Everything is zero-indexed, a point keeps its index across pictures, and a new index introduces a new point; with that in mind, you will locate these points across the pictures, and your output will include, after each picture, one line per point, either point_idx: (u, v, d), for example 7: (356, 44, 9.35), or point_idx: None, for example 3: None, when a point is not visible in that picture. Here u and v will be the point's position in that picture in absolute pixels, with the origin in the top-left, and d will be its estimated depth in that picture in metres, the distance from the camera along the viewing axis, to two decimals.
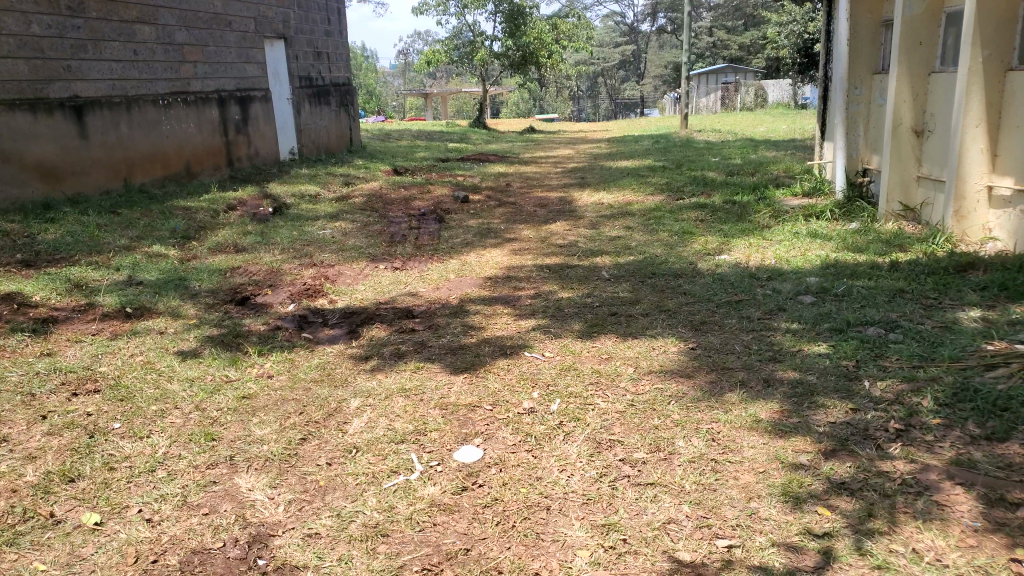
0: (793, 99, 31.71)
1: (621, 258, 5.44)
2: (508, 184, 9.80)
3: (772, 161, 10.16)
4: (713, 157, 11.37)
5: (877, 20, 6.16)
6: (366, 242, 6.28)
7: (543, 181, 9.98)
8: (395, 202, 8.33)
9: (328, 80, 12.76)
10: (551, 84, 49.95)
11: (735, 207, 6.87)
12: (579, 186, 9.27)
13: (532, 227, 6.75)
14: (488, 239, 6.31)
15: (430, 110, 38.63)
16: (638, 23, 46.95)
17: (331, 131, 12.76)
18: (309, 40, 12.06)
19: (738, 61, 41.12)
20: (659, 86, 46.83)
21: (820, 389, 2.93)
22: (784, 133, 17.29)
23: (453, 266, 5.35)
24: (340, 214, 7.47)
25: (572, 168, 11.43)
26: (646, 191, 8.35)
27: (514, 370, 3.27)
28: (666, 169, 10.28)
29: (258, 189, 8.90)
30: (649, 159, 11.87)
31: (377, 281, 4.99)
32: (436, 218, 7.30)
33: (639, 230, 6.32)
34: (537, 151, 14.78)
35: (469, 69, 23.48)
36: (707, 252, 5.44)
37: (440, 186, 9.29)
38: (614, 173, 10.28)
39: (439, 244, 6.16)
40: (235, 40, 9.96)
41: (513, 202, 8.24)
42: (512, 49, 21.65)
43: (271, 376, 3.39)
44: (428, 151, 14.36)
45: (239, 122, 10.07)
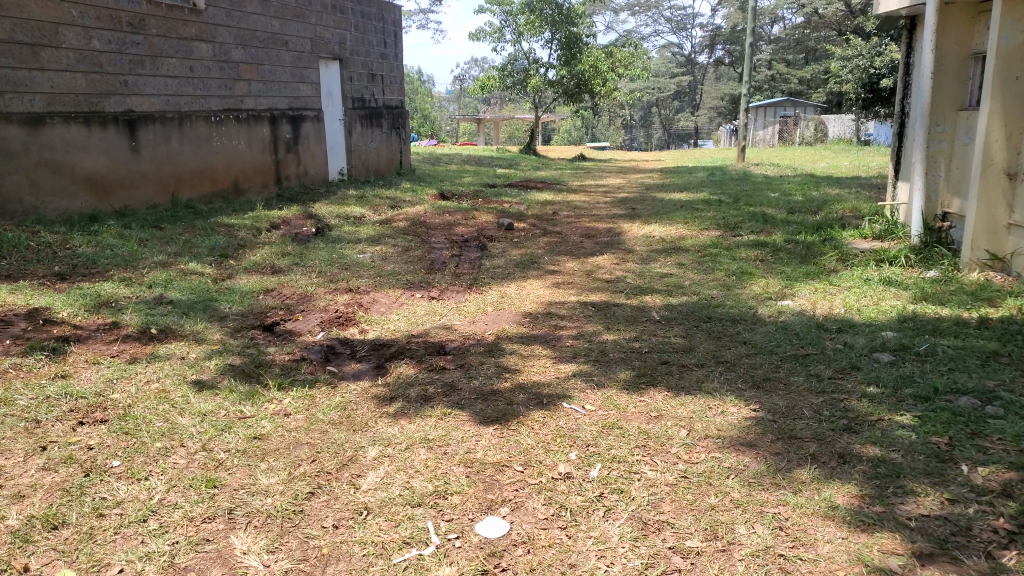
0: (855, 135, 30.89)
1: (673, 298, 5.07)
2: (555, 212, 9.53)
3: (834, 199, 9.66)
4: (770, 193, 10.92)
5: (966, 53, 5.70)
6: (405, 268, 6.04)
7: (592, 211, 9.67)
8: (438, 227, 8.12)
9: (381, 102, 12.70)
10: (605, 112, 49.80)
11: (797, 248, 6.43)
12: (629, 218, 8.92)
13: (579, 260, 6.42)
14: (531, 271, 6.01)
15: (483, 135, 38.72)
16: (695, 55, 46.55)
17: (381, 152, 12.66)
18: (364, 62, 12.02)
19: (797, 95, 40.35)
20: (715, 117, 46.26)
21: (907, 471, 2.53)
22: (845, 170, 16.71)
23: (493, 298, 5.07)
24: (381, 236, 7.28)
25: (623, 198, 11.10)
26: (700, 225, 7.95)
27: (550, 424, 2.93)
28: (721, 203, 9.86)
29: (303, 208, 8.80)
30: (702, 192, 11.48)
31: (414, 310, 4.73)
32: (479, 245, 7.05)
33: (693, 268, 5.92)
34: (586, 179, 14.50)
35: (522, 95, 23.39)
36: (767, 296, 5.03)
37: (486, 212, 9.06)
38: (666, 206, 9.90)
39: (480, 274, 5.89)
40: (289, 59, 9.92)
41: (559, 232, 7.94)
42: (567, 77, 21.51)
43: (288, 415, 3.04)
44: (477, 175, 14.22)
45: (290, 141, 10.01)
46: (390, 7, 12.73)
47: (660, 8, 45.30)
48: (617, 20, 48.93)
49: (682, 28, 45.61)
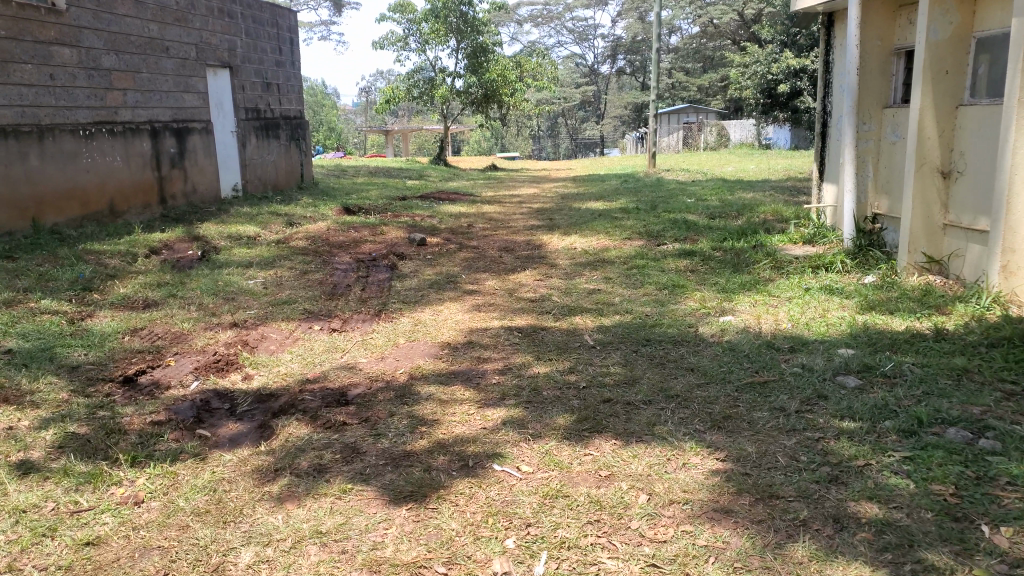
0: (756, 140, 31.92)
1: (605, 317, 4.58)
2: (470, 225, 8.95)
3: (753, 204, 9.52)
4: (687, 199, 10.73)
5: (888, 48, 5.57)
6: (304, 295, 5.33)
7: (507, 223, 9.17)
8: (342, 245, 7.40)
9: (277, 112, 11.80)
10: (514, 122, 49.80)
11: (726, 255, 6.09)
12: (547, 229, 8.46)
13: (498, 277, 5.87)
14: (446, 291, 5.42)
15: (390, 147, 37.76)
16: (598, 65, 47.16)
17: (280, 166, 11.76)
18: (257, 70, 11.08)
19: (698, 103, 41.44)
20: (621, 125, 46.97)
21: (918, 536, 2.03)
22: (752, 174, 16.98)
23: (403, 326, 4.43)
24: (277, 259, 6.51)
25: (539, 208, 10.66)
26: (622, 235, 7.57)
27: (479, 497, 2.34)
28: (639, 211, 9.55)
29: (187, 229, 7.86)
30: (619, 199, 11.19)
31: (309, 348, 4.01)
32: (388, 263, 6.39)
33: (622, 282, 5.48)
34: (499, 189, 14.01)
35: (429, 106, 22.73)
36: (705, 310, 4.61)
37: (395, 226, 8.40)
38: (583, 215, 9.51)
39: (389, 297, 5.24)
40: (171, 67, 8.93)
41: (475, 246, 7.37)
42: (474, 86, 21.03)
43: (140, 503, 2.31)
44: (384, 188, 13.48)
45: (175, 156, 9.00)
46: (285, 11, 11.84)
47: (563, 18, 45.66)
48: (522, 30, 49.04)
49: (585, 38, 46.12)
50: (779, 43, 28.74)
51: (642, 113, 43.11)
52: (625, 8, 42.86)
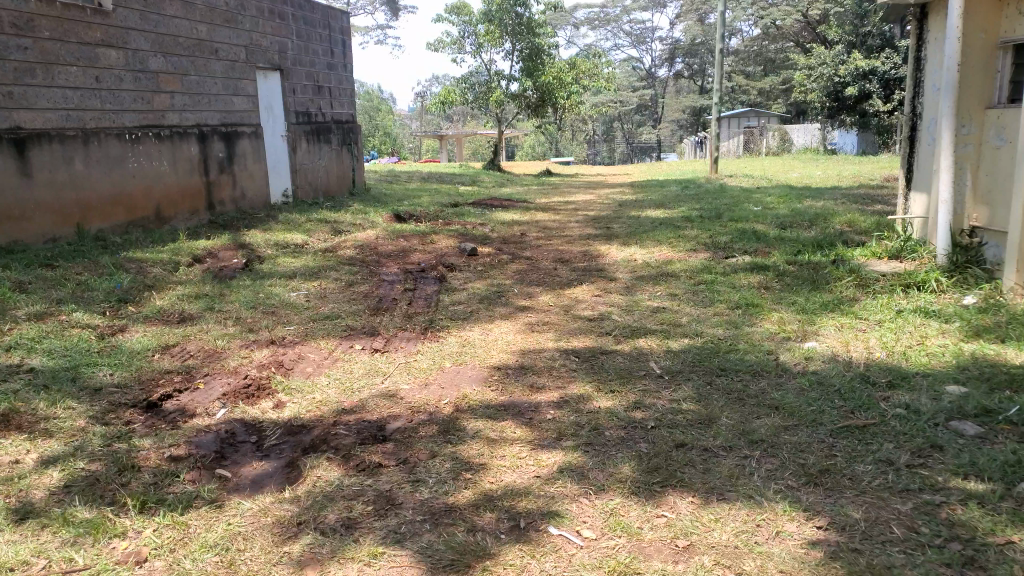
0: (821, 144, 30.74)
1: (673, 340, 4.16)
2: (523, 233, 8.60)
3: (826, 213, 8.90)
4: (753, 206, 10.16)
5: (994, 44, 4.95)
6: (347, 310, 5.05)
7: (563, 232, 8.77)
8: (390, 255, 7.13)
9: (329, 115, 11.69)
10: (568, 127, 49.38)
11: (800, 270, 5.60)
12: (605, 239, 8.04)
13: (553, 292, 5.49)
14: (497, 307, 5.07)
15: (445, 152, 37.76)
16: (655, 69, 46.36)
17: (332, 171, 11.65)
18: (308, 72, 11.00)
19: (759, 106, 40.30)
20: (678, 130, 46.07)
21: None
22: (820, 180, 16.18)
23: (450, 346, 4.08)
24: (322, 269, 6.27)
25: (595, 216, 10.24)
26: (687, 246, 7.10)
27: (532, 571, 1.97)
28: (703, 219, 9.04)
29: (235, 237, 7.72)
30: (680, 206, 10.68)
31: (349, 371, 3.71)
32: (436, 275, 6.08)
33: (689, 300, 5.04)
34: (554, 195, 13.63)
35: (484, 110, 22.50)
36: (785, 336, 4.15)
37: (446, 235, 8.10)
38: (643, 224, 9.05)
39: (436, 313, 4.92)
40: (220, 69, 8.87)
41: (528, 257, 7.00)
42: (530, 89, 20.70)
43: (141, 562, 2.01)
44: (436, 194, 13.26)
45: (223, 160, 8.92)
46: (336, 14, 11.75)
47: (619, 22, 45.06)
48: (578, 34, 48.63)
49: (642, 41, 45.40)
50: (845, 43, 27.63)
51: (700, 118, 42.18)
52: (684, 10, 42.02)
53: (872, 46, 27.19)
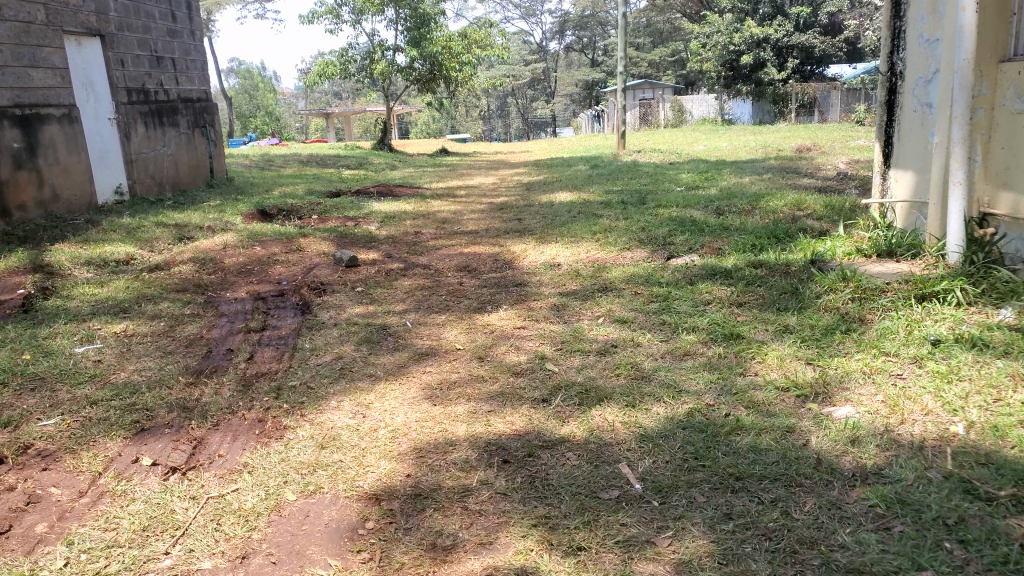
0: (718, 115, 30.53)
1: (643, 410, 2.77)
2: (416, 231, 7.05)
3: (762, 192, 7.82)
4: (675, 187, 8.98)
5: None
6: (152, 371, 3.37)
7: (464, 226, 7.28)
8: (241, 272, 5.42)
9: (173, 92, 9.60)
10: (462, 103, 47.65)
11: (772, 277, 4.35)
12: (517, 235, 6.61)
13: (457, 320, 4.01)
14: (378, 353, 3.53)
15: (332, 131, 35.27)
16: (547, 42, 45.22)
17: (180, 160, 9.63)
18: (141, 40, 8.89)
19: (651, 77, 39.98)
20: (573, 103, 45.27)
21: None
22: (729, 152, 15.40)
23: (299, 451, 2.54)
24: (136, 301, 4.52)
25: (500, 204, 8.81)
26: (620, 241, 5.76)
27: None
28: (626, 204, 7.76)
29: (29, 254, 5.76)
30: (595, 188, 9.40)
31: (112, 531, 2.13)
32: (297, 303, 4.47)
33: (646, 330, 3.67)
34: (451, 178, 12.08)
35: (369, 84, 20.55)
36: (800, 395, 2.84)
37: (318, 238, 6.44)
38: (558, 212, 7.68)
39: (288, 372, 3.34)
40: (7, 33, 6.70)
41: (423, 266, 5.47)
42: (418, 61, 18.95)
43: None
44: (316, 181, 11.44)
45: (21, 152, 6.78)
46: None
47: None
48: (467, 6, 46.73)
49: (532, 14, 44.11)
50: (738, 12, 27.43)
51: (595, 91, 41.46)
52: None
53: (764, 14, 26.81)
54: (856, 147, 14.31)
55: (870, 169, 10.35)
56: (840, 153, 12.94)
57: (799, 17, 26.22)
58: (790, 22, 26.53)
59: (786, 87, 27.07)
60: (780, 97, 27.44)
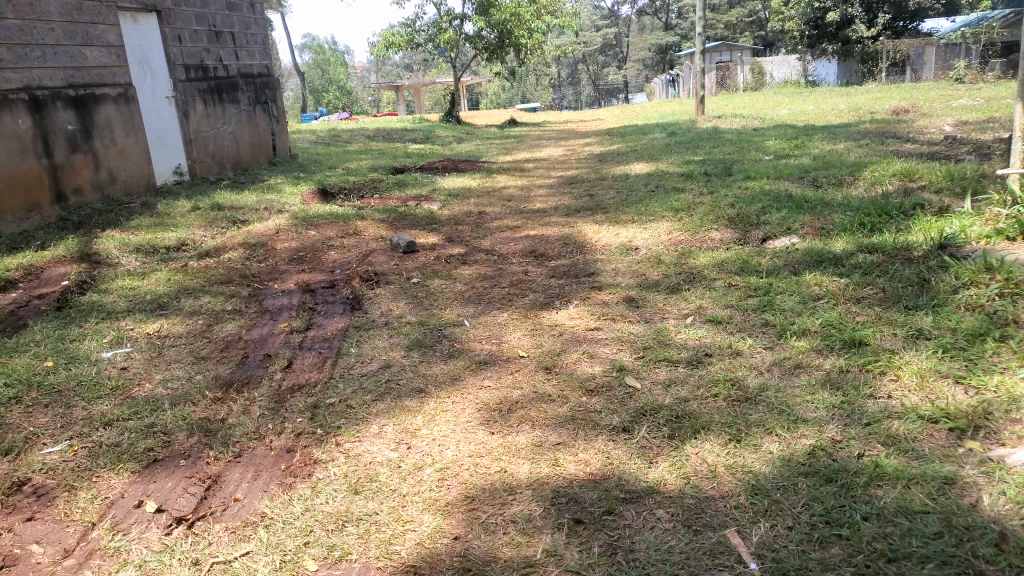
0: (802, 76, 28.78)
1: (751, 448, 2.20)
2: (480, 209, 6.56)
3: (867, 160, 6.95)
4: (763, 157, 8.16)
5: None
6: (178, 382, 3.05)
7: (531, 204, 6.73)
8: (291, 259, 5.06)
9: (235, 68, 9.30)
10: (531, 73, 46.74)
11: (895, 264, 3.63)
12: (590, 213, 6.02)
13: (518, 319, 3.48)
14: (429, 362, 3.06)
15: (400, 104, 35.11)
16: (618, 6, 43.63)
17: (241, 139, 9.34)
18: (201, 15, 8.57)
19: (728, 39, 38.05)
20: (645, 68, 43.68)
21: None
22: (818, 117, 14.27)
23: (327, 497, 2.10)
24: (176, 295, 4.21)
25: (570, 178, 8.22)
26: (707, 221, 5.10)
27: None
28: (709, 176, 7.05)
29: (80, 241, 5.56)
30: (673, 159, 8.69)
31: None
32: (346, 298, 4.06)
33: (745, 334, 3.07)
34: (518, 151, 11.52)
35: (436, 54, 20.08)
36: (953, 429, 2.19)
37: (375, 220, 6.03)
38: (634, 187, 7.03)
39: (325, 385, 2.96)
40: (59, 10, 6.47)
41: (485, 251, 4.97)
42: (485, 29, 18.34)
43: None
44: (379, 157, 11.09)
45: (76, 134, 6.60)
46: None
47: None
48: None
49: None
50: None
51: (668, 55, 39.83)
52: None
53: None
54: (964, 108, 12.97)
55: (987, 131, 9.21)
56: (948, 114, 11.68)
57: None
58: None
59: (878, 44, 25.19)
60: (870, 56, 25.55)
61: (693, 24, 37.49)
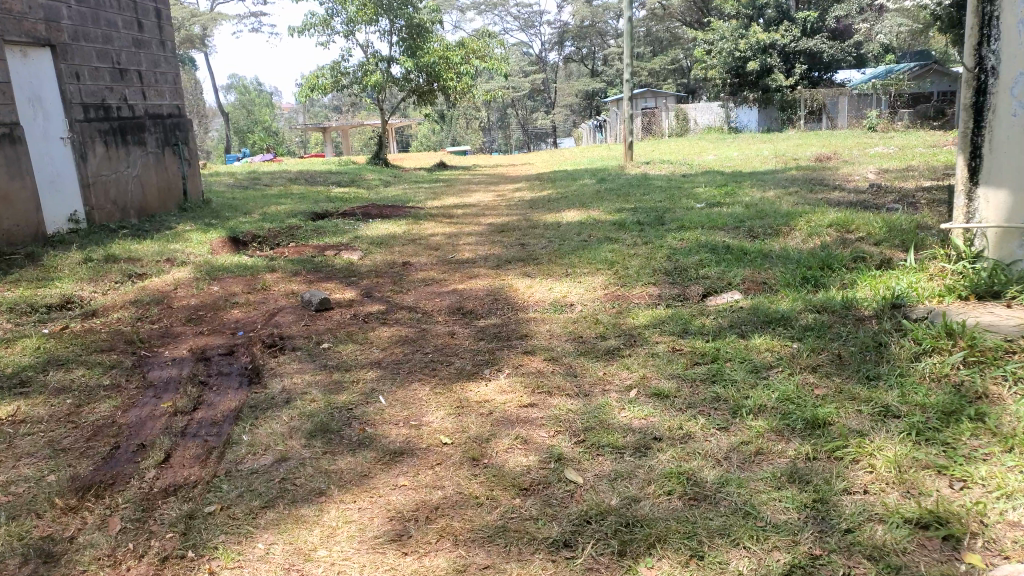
0: (724, 122, 29.73)
1: (717, 570, 1.83)
2: (405, 259, 6.14)
3: (799, 209, 6.89)
4: (695, 205, 8.06)
5: None
6: (22, 487, 2.50)
7: (459, 254, 6.35)
8: (188, 320, 4.50)
9: (141, 108, 8.66)
10: (461, 116, 46.94)
11: (845, 326, 3.39)
12: (521, 264, 5.68)
13: (439, 394, 3.05)
14: (335, 454, 2.60)
15: (329, 146, 34.47)
16: (546, 53, 44.49)
17: (148, 183, 8.66)
18: (103, 51, 7.95)
19: (652, 86, 39.19)
20: (573, 113, 44.50)
21: None
22: (742, 162, 14.55)
23: None
24: (42, 368, 3.59)
25: (500, 224, 7.92)
26: (644, 274, 4.82)
27: None
28: (642, 225, 6.85)
29: None
30: (604, 205, 8.51)
31: None
32: (244, 370, 3.54)
33: (695, 412, 2.74)
34: (447, 196, 11.20)
35: (363, 96, 19.71)
36: (946, 537, 1.87)
37: (287, 273, 5.52)
38: (566, 235, 6.75)
39: (207, 489, 2.46)
40: None
41: (407, 308, 4.55)
42: (414, 71, 18.15)
43: None
44: (301, 201, 10.57)
45: None
46: None
47: (506, 5, 42.92)
48: (465, 18, 46.04)
49: (530, 26, 43.49)
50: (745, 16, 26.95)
51: (595, 101, 40.69)
52: None
53: (769, 19, 26.38)
54: (879, 156, 13.41)
55: (906, 179, 9.43)
56: (866, 162, 12.02)
57: (803, 23, 25.42)
58: (797, 27, 25.85)
59: (794, 93, 26.31)
60: (789, 104, 26.92)
61: (619, 71, 38.47)
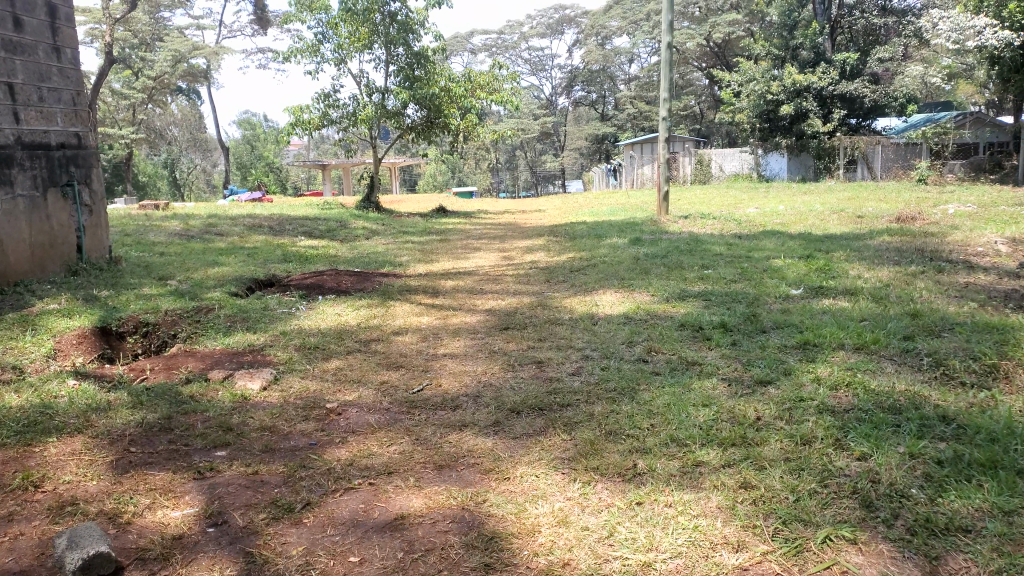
0: (753, 169, 27.44)
1: None
2: (341, 396, 3.58)
3: (978, 316, 4.33)
4: (792, 293, 5.49)
5: None
6: None
7: (433, 381, 3.79)
8: None
9: (10, 133, 6.13)
10: (467, 157, 45.00)
11: None
12: (542, 421, 3.12)
13: None
14: None
15: (327, 184, 32.18)
16: (557, 96, 42.66)
17: (10, 238, 6.09)
18: None
19: None
20: (582, 156, 42.47)
21: None
22: (795, 220, 12.15)
23: None
24: None
25: (503, 314, 5.38)
26: (815, 505, 2.22)
27: None
28: (731, 334, 4.30)
29: None
30: (654, 285, 5.98)
31: None
32: None
33: None
34: (439, 257, 8.74)
35: (353, 132, 17.40)
36: None
37: (101, 438, 2.95)
38: (609, 348, 4.19)
39: None
40: None
41: None
42: (411, 104, 15.87)
43: None
44: (250, 260, 8.11)
45: None
46: None
47: (518, 46, 41.13)
48: (475, 58, 44.37)
49: (540, 67, 41.70)
50: (776, 57, 24.97)
51: (605, 143, 38.62)
52: (585, 32, 38.28)
53: (805, 59, 24.38)
54: (965, 218, 10.96)
55: None
56: (971, 227, 9.49)
57: (846, 63, 23.32)
58: (837, 69, 23.78)
59: (833, 140, 24.05)
60: (826, 151, 24.62)
61: (633, 114, 36.46)
